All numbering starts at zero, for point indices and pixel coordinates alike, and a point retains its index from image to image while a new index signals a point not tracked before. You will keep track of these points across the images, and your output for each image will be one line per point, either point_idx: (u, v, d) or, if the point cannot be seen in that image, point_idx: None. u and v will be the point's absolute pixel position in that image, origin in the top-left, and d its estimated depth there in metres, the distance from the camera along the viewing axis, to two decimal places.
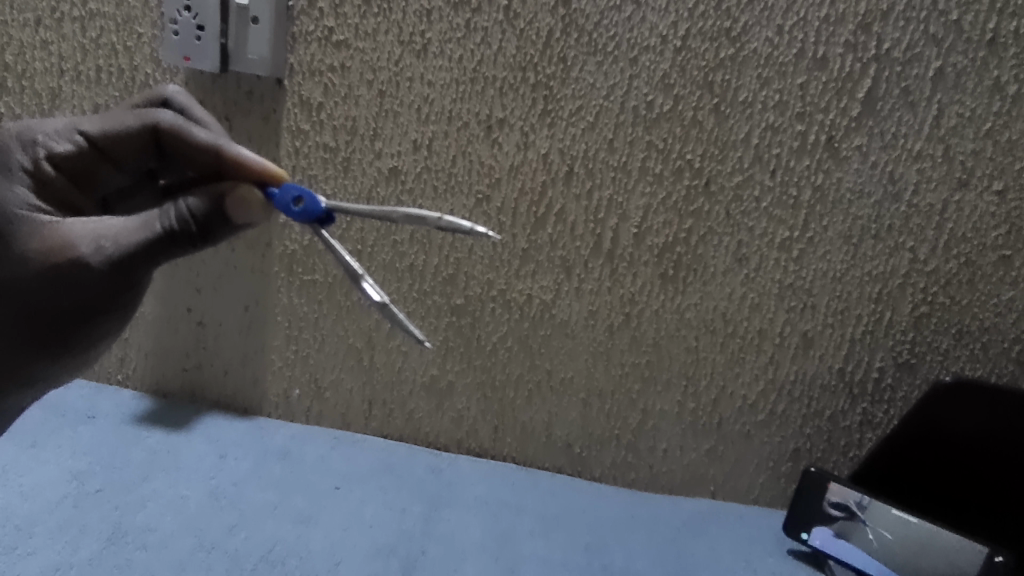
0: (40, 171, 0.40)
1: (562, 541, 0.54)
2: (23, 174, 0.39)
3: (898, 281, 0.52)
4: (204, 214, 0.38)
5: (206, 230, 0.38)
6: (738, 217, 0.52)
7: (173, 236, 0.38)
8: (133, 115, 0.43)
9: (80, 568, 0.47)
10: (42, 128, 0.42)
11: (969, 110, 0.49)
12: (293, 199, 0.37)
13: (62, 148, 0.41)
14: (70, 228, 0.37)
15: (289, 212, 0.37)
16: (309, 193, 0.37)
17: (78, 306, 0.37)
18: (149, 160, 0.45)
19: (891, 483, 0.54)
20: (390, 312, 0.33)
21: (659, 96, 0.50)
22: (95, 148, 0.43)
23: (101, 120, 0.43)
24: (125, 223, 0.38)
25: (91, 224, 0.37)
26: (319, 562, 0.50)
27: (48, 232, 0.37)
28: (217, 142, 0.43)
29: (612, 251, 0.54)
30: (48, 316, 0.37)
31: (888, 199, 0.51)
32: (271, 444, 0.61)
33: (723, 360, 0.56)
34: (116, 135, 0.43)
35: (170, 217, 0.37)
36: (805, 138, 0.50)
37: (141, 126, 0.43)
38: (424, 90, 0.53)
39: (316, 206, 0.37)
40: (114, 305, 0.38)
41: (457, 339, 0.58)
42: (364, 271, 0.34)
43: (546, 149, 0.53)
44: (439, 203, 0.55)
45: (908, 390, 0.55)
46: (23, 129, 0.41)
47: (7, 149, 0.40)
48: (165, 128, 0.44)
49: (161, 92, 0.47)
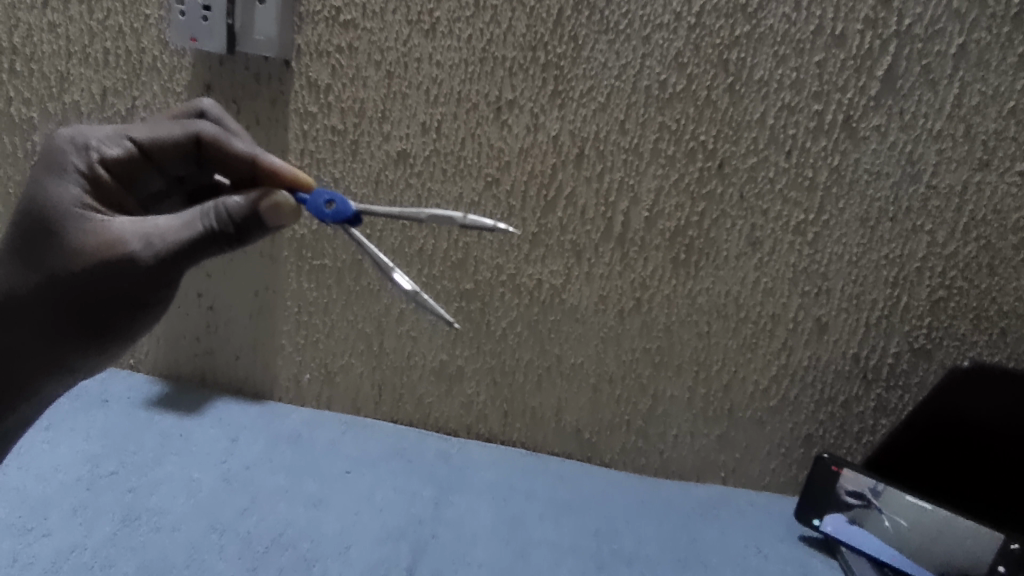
0: (94, 174, 0.41)
1: (572, 526, 0.54)
2: (78, 176, 0.40)
3: (916, 265, 0.51)
4: (241, 215, 0.38)
5: (242, 231, 0.39)
6: (752, 199, 0.51)
7: (215, 235, 0.38)
8: (178, 125, 0.45)
9: (95, 549, 0.48)
10: (94, 132, 0.43)
11: (992, 87, 0.47)
12: (325, 203, 0.41)
13: (114, 152, 0.42)
14: (119, 226, 0.38)
15: (320, 215, 0.41)
16: (340, 197, 0.41)
17: (124, 299, 0.39)
18: (188, 166, 0.46)
19: (904, 470, 0.53)
20: (421, 300, 0.37)
21: (672, 76, 0.49)
22: (142, 153, 0.44)
23: (148, 128, 0.44)
24: (171, 221, 0.38)
25: (140, 221, 0.39)
26: (330, 546, 0.50)
27: (100, 228, 0.39)
28: (253, 153, 0.45)
29: (623, 234, 0.53)
30: (94, 308, 0.39)
31: (907, 180, 0.50)
32: (283, 427, 0.61)
33: (735, 346, 0.55)
34: (161, 142, 0.44)
35: (210, 217, 0.38)
36: (822, 118, 0.49)
37: (186, 135, 0.45)
38: (433, 71, 0.52)
39: (346, 209, 0.40)
40: (156, 297, 0.40)
41: (466, 324, 0.58)
42: (393, 265, 0.38)
43: (557, 130, 0.52)
44: (447, 187, 0.55)
45: (924, 375, 0.54)
46: (77, 134, 0.42)
47: (63, 152, 0.41)
48: (207, 137, 0.45)
49: (199, 105, 0.48)
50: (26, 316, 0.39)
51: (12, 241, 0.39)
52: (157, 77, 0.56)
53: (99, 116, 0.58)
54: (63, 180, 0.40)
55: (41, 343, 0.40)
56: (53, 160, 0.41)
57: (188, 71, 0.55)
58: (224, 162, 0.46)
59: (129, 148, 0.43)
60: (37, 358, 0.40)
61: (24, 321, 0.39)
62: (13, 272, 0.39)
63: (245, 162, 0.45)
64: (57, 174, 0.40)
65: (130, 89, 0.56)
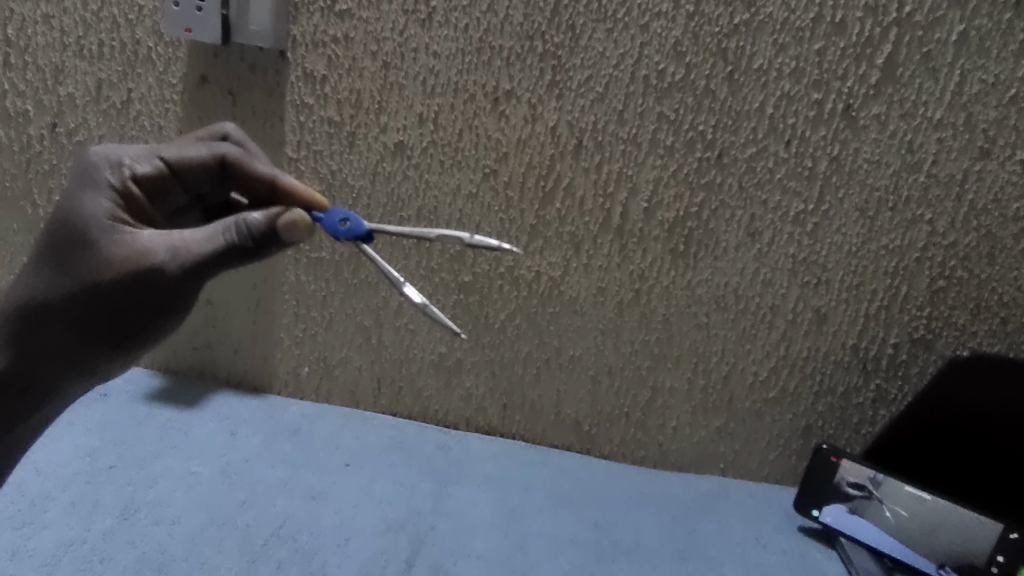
0: (126, 190, 0.43)
1: (571, 517, 0.54)
2: (110, 190, 0.42)
3: (916, 255, 0.51)
4: (261, 231, 0.40)
5: (262, 248, 0.40)
6: (751, 189, 0.51)
7: (237, 250, 0.39)
8: (205, 146, 0.46)
9: (94, 542, 0.48)
10: (125, 150, 0.44)
11: (993, 75, 0.47)
12: (340, 221, 0.42)
13: (143, 169, 0.44)
14: (147, 238, 0.40)
15: (335, 232, 0.42)
16: (354, 216, 0.43)
17: (149, 306, 0.40)
18: (211, 186, 0.48)
19: (901, 461, 0.54)
20: (430, 312, 0.39)
21: (671, 65, 0.49)
22: (170, 172, 0.45)
23: (177, 148, 0.46)
24: (195, 235, 0.40)
25: (167, 233, 0.40)
26: (329, 538, 0.50)
27: (130, 239, 0.40)
28: (274, 175, 0.47)
29: (622, 226, 0.53)
30: (120, 315, 0.40)
31: (907, 169, 0.49)
32: (282, 420, 0.61)
33: (734, 337, 0.55)
34: (187, 161, 0.45)
35: (231, 232, 0.39)
36: (822, 107, 0.49)
37: (211, 156, 0.46)
38: (430, 62, 0.52)
39: (360, 228, 0.42)
40: (179, 305, 0.41)
41: (464, 317, 0.58)
42: (402, 279, 0.41)
43: (555, 121, 0.52)
44: (445, 178, 0.54)
45: (924, 365, 0.53)
46: (110, 151, 0.44)
47: (97, 167, 0.43)
48: (231, 159, 0.47)
49: (221, 127, 0.50)
50: (54, 321, 0.41)
51: (45, 251, 0.41)
52: (152, 68, 0.55)
53: (95, 109, 0.57)
54: (97, 193, 0.42)
55: (65, 347, 0.41)
56: (87, 175, 0.42)
57: (183, 63, 0.55)
58: (246, 183, 0.47)
59: (158, 166, 0.44)
60: (60, 361, 0.41)
61: (51, 326, 0.41)
62: (45, 281, 0.41)
63: (266, 183, 0.47)
64: (91, 188, 0.42)
65: (125, 81, 0.56)
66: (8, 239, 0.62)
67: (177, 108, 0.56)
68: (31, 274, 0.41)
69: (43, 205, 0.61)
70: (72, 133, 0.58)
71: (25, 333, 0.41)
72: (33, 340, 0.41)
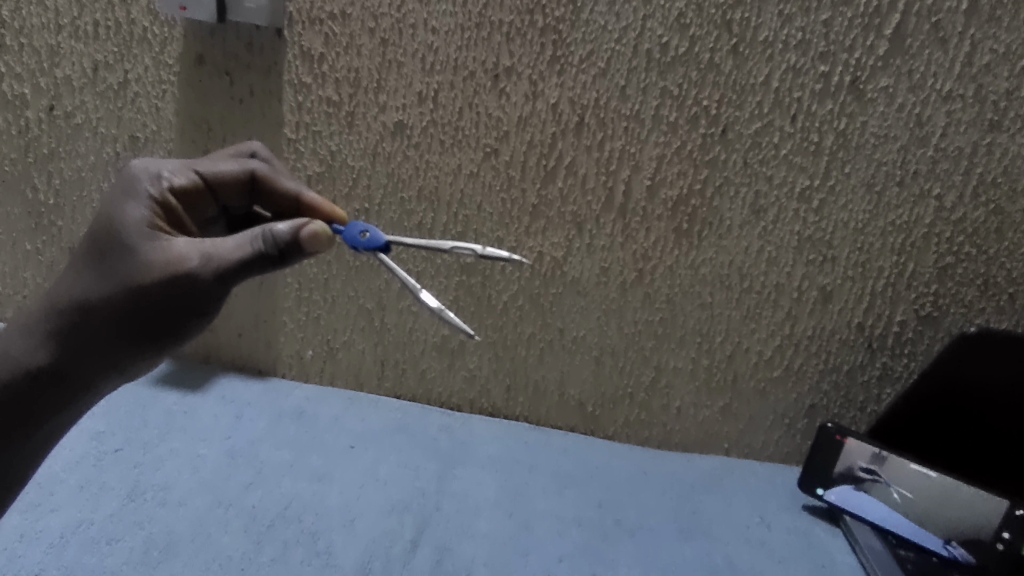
0: (164, 201, 0.43)
1: (575, 498, 0.54)
2: (149, 200, 0.42)
3: (923, 231, 0.50)
4: (288, 240, 0.39)
5: (290, 261, 0.40)
6: (756, 165, 0.50)
7: (266, 260, 0.39)
8: (236, 162, 0.47)
9: (101, 524, 0.47)
10: (162, 164, 0.45)
11: (1004, 45, 0.46)
12: (360, 232, 0.44)
13: (181, 182, 0.44)
14: (181, 245, 0.40)
15: (355, 244, 0.44)
16: (373, 228, 0.44)
17: (182, 308, 0.40)
18: (240, 201, 0.48)
19: (903, 437, 0.53)
20: (446, 316, 0.40)
21: (674, 38, 0.48)
22: (204, 185, 0.45)
23: (211, 163, 0.46)
24: (226, 243, 0.39)
25: (200, 240, 0.40)
26: (334, 518, 0.50)
27: (168, 245, 0.40)
28: (299, 190, 0.48)
29: (624, 204, 0.53)
30: (156, 317, 0.40)
31: (915, 143, 0.49)
32: (286, 404, 0.61)
33: (739, 316, 0.54)
34: (220, 175, 0.46)
35: (259, 241, 0.39)
36: (828, 79, 0.48)
37: (243, 172, 0.47)
38: (428, 38, 0.51)
39: (378, 239, 0.43)
40: (209, 307, 0.41)
41: (467, 298, 0.57)
42: (419, 286, 0.41)
43: (556, 98, 0.51)
44: (445, 158, 0.54)
45: (930, 343, 0.53)
46: (149, 165, 0.44)
47: (137, 180, 0.43)
48: (262, 176, 0.47)
49: (250, 145, 0.50)
50: (93, 322, 0.40)
51: (88, 258, 0.41)
52: (148, 49, 0.55)
53: (92, 91, 0.57)
54: (137, 203, 0.42)
55: (101, 346, 0.41)
56: (127, 186, 0.43)
57: (179, 42, 0.54)
58: (275, 198, 0.48)
59: (194, 180, 0.45)
60: (98, 360, 0.41)
61: (88, 325, 0.41)
62: (87, 285, 0.41)
63: (290, 199, 0.48)
64: (131, 198, 0.42)
65: (122, 62, 0.55)
66: (9, 223, 0.62)
67: (173, 88, 0.56)
68: (72, 279, 0.41)
69: (44, 189, 0.60)
70: (70, 116, 0.58)
71: (61, 333, 0.41)
72: (70, 339, 0.41)
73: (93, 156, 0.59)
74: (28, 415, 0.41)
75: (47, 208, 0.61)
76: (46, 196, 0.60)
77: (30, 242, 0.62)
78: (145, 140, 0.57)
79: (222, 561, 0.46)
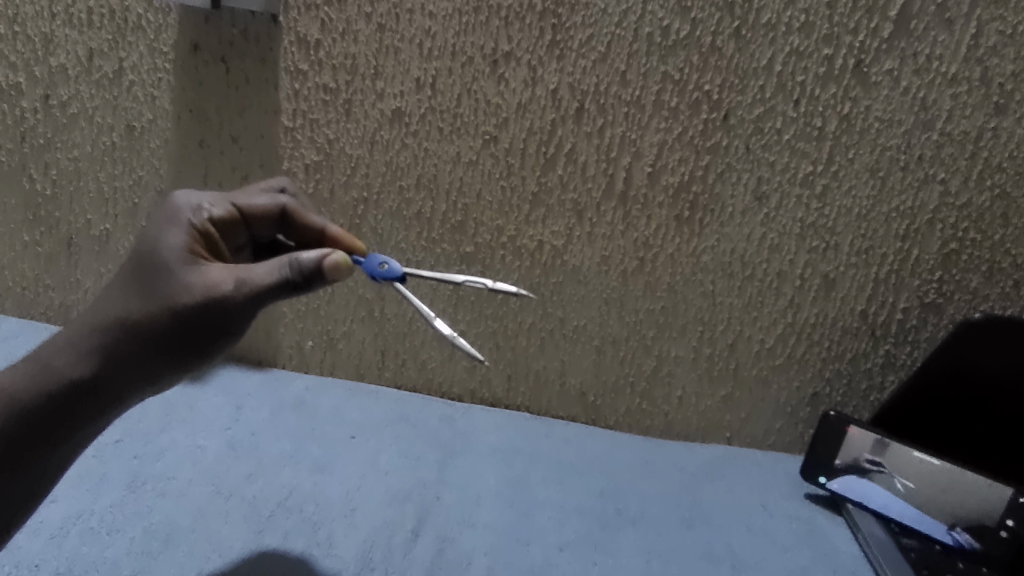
0: (204, 230, 0.44)
1: (576, 487, 0.53)
2: (189, 228, 0.43)
3: (927, 217, 0.50)
4: (312, 268, 0.41)
5: (312, 287, 0.42)
6: (759, 151, 0.50)
7: (293, 287, 0.41)
8: (268, 196, 0.48)
9: (102, 515, 0.46)
10: (202, 195, 0.46)
11: (1011, 26, 0.45)
12: (378, 263, 0.46)
13: (219, 213, 0.45)
14: (216, 271, 0.41)
15: (373, 273, 0.46)
16: (390, 260, 0.47)
17: (211, 327, 0.41)
18: (270, 234, 0.49)
19: (908, 425, 0.53)
20: (456, 343, 0.42)
21: (676, 21, 0.48)
22: (240, 215, 0.46)
23: (245, 196, 0.48)
24: (257, 269, 0.41)
25: (234, 265, 0.41)
26: (336, 508, 0.49)
27: (205, 270, 0.41)
28: (322, 225, 0.49)
29: (625, 192, 0.52)
30: (187, 334, 0.41)
31: (920, 127, 0.48)
32: (286, 394, 0.61)
33: (740, 305, 0.54)
34: (254, 207, 0.47)
35: (287, 268, 0.41)
36: (832, 63, 0.47)
37: (273, 206, 0.48)
38: (426, 23, 0.50)
39: (394, 271, 0.46)
40: (236, 327, 0.42)
41: (467, 288, 0.57)
42: (432, 313, 0.44)
43: (555, 83, 0.50)
44: (444, 146, 0.53)
45: (933, 330, 0.52)
46: (189, 196, 0.45)
47: (179, 210, 0.44)
48: (291, 210, 0.49)
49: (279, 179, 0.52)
50: (126, 337, 0.41)
51: (126, 279, 0.42)
52: (142, 36, 0.54)
53: (87, 79, 0.56)
54: (178, 229, 0.43)
55: (134, 360, 0.41)
56: (169, 214, 0.44)
57: (174, 30, 0.53)
58: (301, 231, 0.49)
59: (230, 210, 0.46)
60: (129, 375, 0.41)
61: (121, 338, 0.41)
62: (123, 304, 0.41)
63: (314, 233, 0.49)
64: (172, 224, 0.43)
65: (117, 50, 0.55)
66: (8, 214, 0.61)
67: (169, 76, 0.55)
68: (109, 298, 0.42)
69: (40, 180, 0.60)
70: (66, 105, 0.57)
71: (92, 348, 0.41)
72: (100, 354, 0.41)
73: (89, 146, 0.58)
74: (56, 429, 0.40)
75: (44, 199, 0.60)
76: (43, 186, 0.60)
77: (28, 234, 0.62)
78: (141, 129, 0.57)
79: (223, 552, 0.45)
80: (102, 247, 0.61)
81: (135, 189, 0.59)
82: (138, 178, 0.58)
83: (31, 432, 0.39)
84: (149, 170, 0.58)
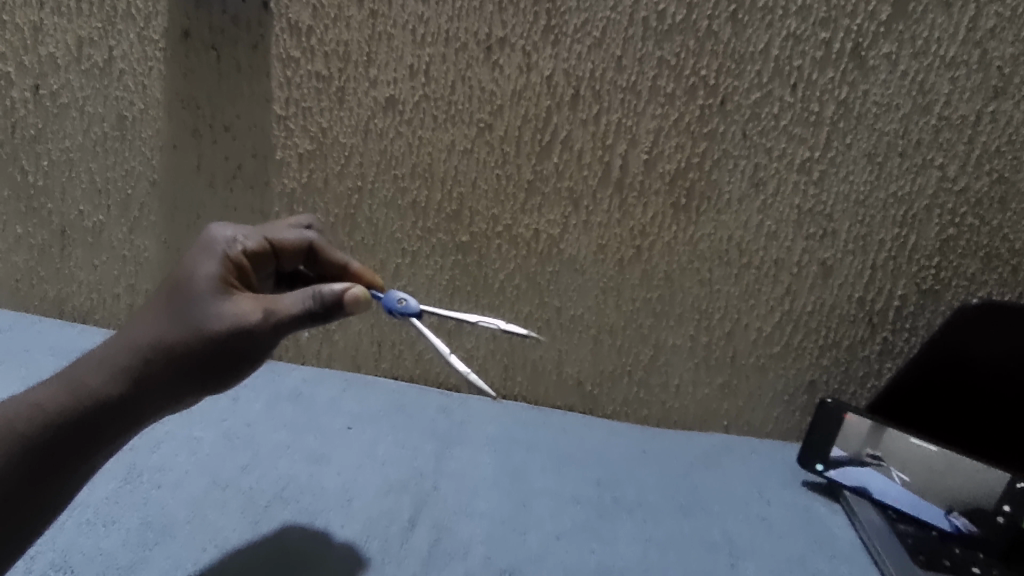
0: (237, 262, 0.44)
1: (574, 476, 0.53)
2: (223, 259, 0.43)
3: (925, 202, 0.49)
4: (334, 300, 0.41)
5: (332, 318, 0.41)
6: (755, 137, 0.49)
7: (315, 318, 0.41)
8: (296, 230, 0.49)
9: (97, 507, 0.46)
10: (236, 227, 0.46)
11: (1010, 8, 0.45)
12: (397, 300, 0.47)
13: (252, 245, 0.45)
14: (246, 301, 0.41)
15: (391, 309, 0.47)
16: (406, 296, 0.47)
17: (234, 353, 0.40)
18: (294, 266, 0.49)
19: (903, 413, 0.53)
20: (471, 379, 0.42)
21: (671, 6, 0.47)
22: (270, 248, 0.47)
23: (275, 229, 0.48)
24: (283, 299, 0.40)
25: (261, 296, 0.41)
26: (331, 499, 0.49)
27: (235, 300, 0.41)
28: (345, 262, 0.50)
29: (622, 179, 0.52)
30: (212, 360, 0.41)
31: (918, 111, 0.48)
32: (282, 386, 0.61)
33: (737, 293, 0.54)
34: (284, 241, 0.47)
35: (310, 300, 0.40)
36: (829, 47, 0.47)
37: (301, 240, 0.48)
38: (418, 9, 0.50)
39: (410, 308, 0.46)
40: (258, 355, 0.42)
41: (464, 278, 0.57)
42: (448, 350, 0.44)
43: (550, 70, 0.50)
44: (438, 133, 0.53)
45: (931, 317, 0.52)
46: (224, 228, 0.45)
47: (214, 241, 0.44)
48: (318, 246, 0.49)
49: (305, 215, 0.52)
50: (156, 362, 0.40)
51: (157, 305, 0.42)
52: (132, 24, 0.54)
53: (77, 69, 0.56)
54: (212, 260, 0.43)
55: (164, 384, 0.41)
56: (204, 245, 0.44)
57: (164, 17, 0.53)
58: (325, 267, 0.50)
59: (262, 244, 0.46)
60: (157, 397, 0.41)
61: (152, 362, 0.40)
62: (154, 328, 0.41)
63: (337, 268, 0.50)
64: (207, 254, 0.43)
65: (106, 38, 0.54)
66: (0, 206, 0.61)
67: (160, 65, 0.54)
68: (140, 325, 0.41)
69: (32, 171, 0.59)
70: (56, 95, 0.57)
71: (116, 370, 0.40)
72: (127, 376, 0.40)
73: (81, 136, 0.58)
74: (78, 450, 0.39)
75: (36, 190, 0.60)
76: (35, 177, 0.59)
77: (21, 225, 0.61)
78: (132, 119, 0.56)
79: (220, 543, 0.44)
80: (95, 238, 0.60)
81: (127, 181, 0.58)
82: (131, 169, 0.58)
83: (52, 453, 0.38)
84: (141, 161, 0.57)
